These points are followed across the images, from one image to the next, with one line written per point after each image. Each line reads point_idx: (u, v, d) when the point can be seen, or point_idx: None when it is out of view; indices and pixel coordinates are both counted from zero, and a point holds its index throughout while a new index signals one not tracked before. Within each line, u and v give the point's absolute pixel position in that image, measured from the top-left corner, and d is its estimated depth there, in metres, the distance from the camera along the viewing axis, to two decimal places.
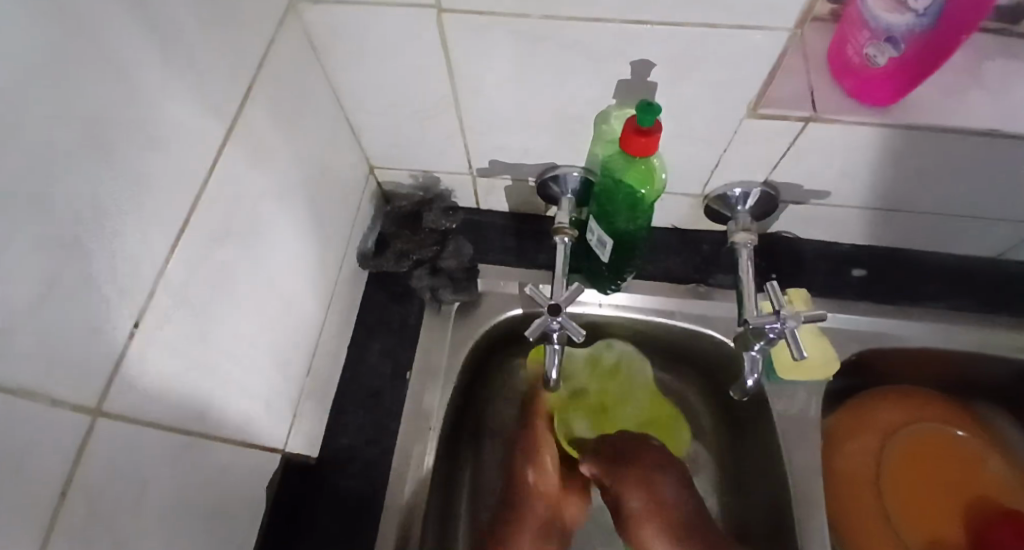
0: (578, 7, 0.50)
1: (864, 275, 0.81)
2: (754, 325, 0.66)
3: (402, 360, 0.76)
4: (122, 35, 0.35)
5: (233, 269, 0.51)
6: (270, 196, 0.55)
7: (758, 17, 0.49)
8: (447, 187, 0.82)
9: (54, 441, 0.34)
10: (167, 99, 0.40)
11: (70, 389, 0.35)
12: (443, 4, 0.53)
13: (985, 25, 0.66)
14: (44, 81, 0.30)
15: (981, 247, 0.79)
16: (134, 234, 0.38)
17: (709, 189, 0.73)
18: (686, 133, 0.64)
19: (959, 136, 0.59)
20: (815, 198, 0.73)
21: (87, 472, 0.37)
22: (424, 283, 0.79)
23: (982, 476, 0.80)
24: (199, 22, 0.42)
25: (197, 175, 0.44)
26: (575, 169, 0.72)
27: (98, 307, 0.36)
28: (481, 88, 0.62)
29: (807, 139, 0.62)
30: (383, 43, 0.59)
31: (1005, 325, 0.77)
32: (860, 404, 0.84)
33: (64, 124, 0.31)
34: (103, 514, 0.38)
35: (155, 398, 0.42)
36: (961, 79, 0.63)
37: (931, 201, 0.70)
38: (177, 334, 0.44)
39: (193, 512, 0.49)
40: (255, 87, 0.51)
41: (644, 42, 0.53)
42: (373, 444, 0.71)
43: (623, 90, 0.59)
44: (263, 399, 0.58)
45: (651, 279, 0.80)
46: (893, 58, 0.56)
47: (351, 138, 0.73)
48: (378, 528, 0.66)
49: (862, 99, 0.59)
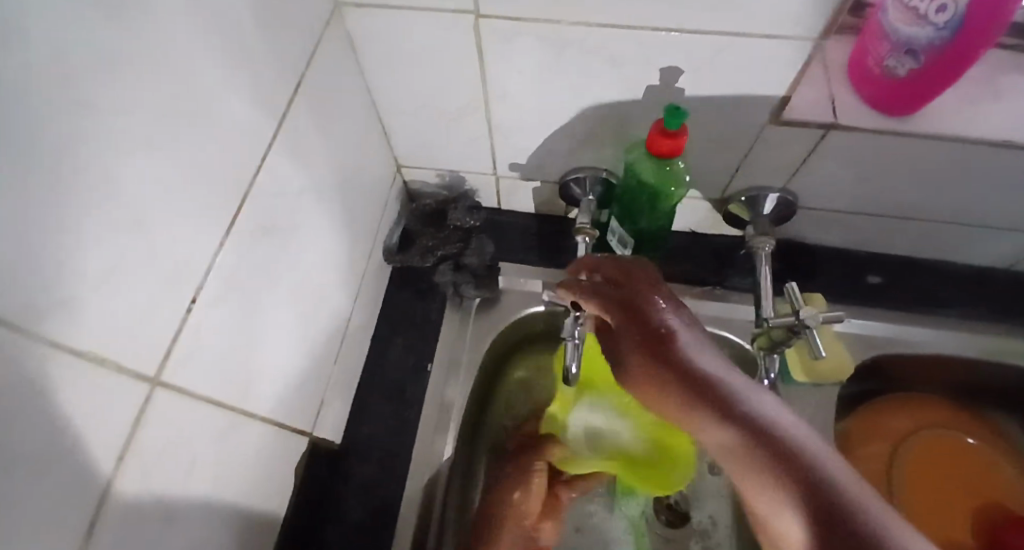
0: (610, 16, 0.53)
1: (880, 281, 0.82)
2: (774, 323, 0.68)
3: (424, 353, 0.78)
4: (191, 33, 0.38)
5: (275, 256, 0.53)
6: (310, 189, 0.58)
7: (784, 28, 0.51)
8: (471, 187, 0.84)
9: (117, 407, 0.36)
10: (225, 93, 0.43)
11: (133, 359, 0.37)
12: (480, 10, 0.55)
13: (1003, 40, 0.68)
14: (125, 73, 0.32)
15: (997, 257, 0.80)
16: (193, 217, 0.41)
17: (728, 194, 0.75)
18: (708, 139, 0.66)
19: (977, 146, 0.60)
20: (832, 205, 0.74)
21: (144, 438, 0.39)
22: (448, 278, 0.81)
23: (996, 484, 0.81)
24: (256, 23, 0.45)
25: (247, 165, 0.47)
26: (597, 171, 0.75)
27: (159, 285, 0.38)
28: (511, 91, 0.65)
29: (827, 146, 0.64)
30: (420, 45, 0.61)
31: (1020, 334, 0.78)
32: (873, 409, 0.85)
33: (139, 113, 0.34)
34: (154, 479, 0.41)
35: (204, 374, 0.45)
36: (980, 91, 0.65)
37: (948, 210, 0.72)
38: (226, 314, 0.46)
39: (230, 487, 0.51)
40: (301, 86, 0.53)
41: (672, 49, 0.55)
42: (395, 433, 0.73)
43: (649, 96, 0.62)
44: (295, 383, 0.60)
45: (668, 281, 0.82)
46: (914, 70, 0.57)
47: (382, 138, 0.75)
48: (399, 513, 0.68)
49: (884, 107, 0.62)
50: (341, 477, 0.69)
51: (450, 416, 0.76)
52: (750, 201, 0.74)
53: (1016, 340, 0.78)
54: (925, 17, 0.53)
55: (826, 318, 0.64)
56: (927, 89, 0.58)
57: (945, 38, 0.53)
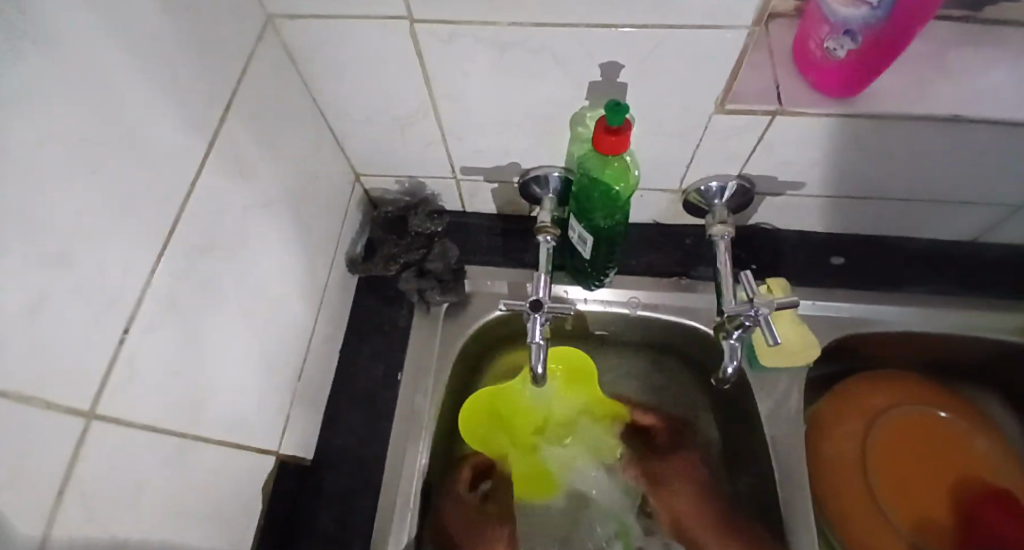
0: (545, 15, 0.52)
1: (844, 262, 0.82)
2: (729, 314, 0.68)
3: (392, 362, 0.78)
4: (103, 60, 0.37)
5: (220, 279, 0.53)
6: (254, 208, 0.57)
7: (718, 18, 0.51)
8: (433, 192, 0.84)
9: (50, 444, 0.36)
10: (150, 116, 0.42)
11: (66, 392, 0.37)
12: (415, 16, 0.54)
13: (950, 14, 0.68)
14: (25, 106, 0.31)
15: (958, 230, 0.80)
16: (123, 246, 0.40)
17: (686, 185, 0.75)
18: (658, 131, 0.66)
19: (922, 123, 0.60)
20: (789, 189, 0.74)
21: (85, 474, 0.39)
22: (412, 285, 0.80)
23: (967, 453, 0.82)
24: (177, 47, 0.44)
25: (181, 190, 0.46)
26: (555, 169, 0.75)
27: (86, 318, 0.38)
28: (457, 95, 0.64)
29: (775, 132, 0.64)
30: (367, 53, 0.60)
31: (982, 305, 0.79)
32: (846, 388, 0.85)
33: (52, 145, 0.34)
34: (100, 514, 0.40)
35: (146, 403, 0.44)
36: (930, 66, 0.64)
37: (902, 188, 0.72)
38: (166, 340, 0.46)
39: (190, 513, 0.51)
40: (235, 103, 0.53)
41: (612, 45, 0.55)
42: (365, 445, 0.72)
43: (595, 91, 0.61)
44: (253, 401, 0.60)
45: (632, 275, 0.82)
46: (852, 51, 0.56)
47: (335, 148, 0.75)
48: (373, 526, 0.68)
49: (826, 92, 0.61)
50: (312, 494, 0.69)
51: (420, 425, 0.74)
52: (706, 190, 0.74)
53: (982, 311, 0.78)
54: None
55: (782, 304, 0.65)
56: (872, 70, 0.57)
57: (880, 14, 0.53)
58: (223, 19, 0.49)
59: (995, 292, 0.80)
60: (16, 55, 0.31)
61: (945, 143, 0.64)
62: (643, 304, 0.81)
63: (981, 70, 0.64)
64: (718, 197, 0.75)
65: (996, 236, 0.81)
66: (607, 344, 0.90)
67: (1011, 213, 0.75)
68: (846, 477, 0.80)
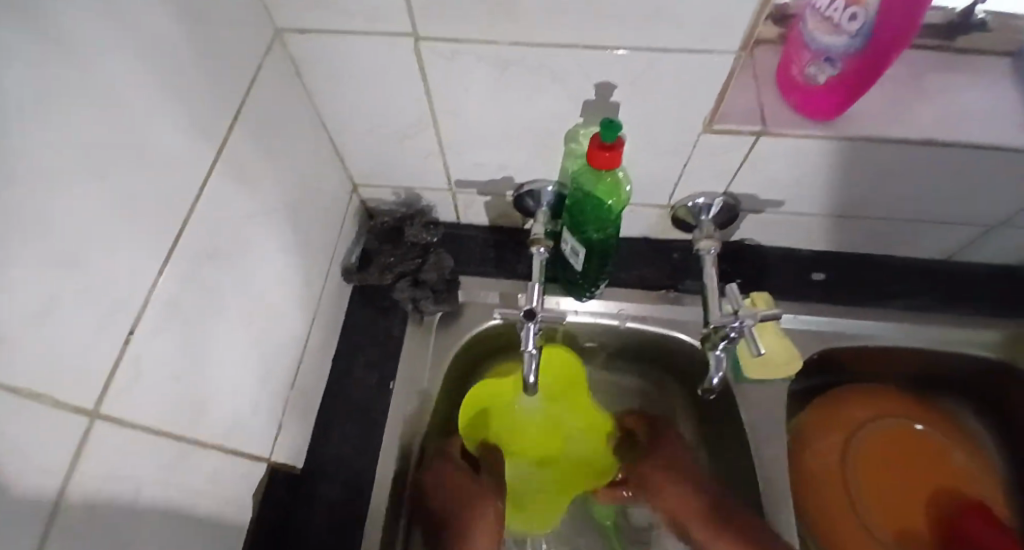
0: (545, 36, 0.55)
1: (826, 277, 0.85)
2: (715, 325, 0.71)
3: (386, 371, 0.78)
4: (118, 68, 0.39)
5: (221, 284, 0.53)
6: (256, 215, 0.59)
7: (708, 42, 0.54)
8: (429, 204, 0.86)
9: (55, 442, 0.36)
10: (160, 122, 0.43)
11: (74, 391, 0.38)
12: (419, 33, 0.57)
13: (924, 44, 0.72)
14: (40, 109, 0.33)
15: (933, 248, 0.84)
16: (130, 248, 0.41)
17: (675, 201, 0.78)
18: (650, 148, 0.69)
19: (898, 145, 0.64)
20: (774, 207, 0.77)
21: (87, 473, 0.39)
22: (407, 294, 0.81)
23: (943, 464, 0.85)
24: (189, 57, 0.46)
25: (188, 195, 0.47)
26: (549, 183, 0.77)
27: (93, 317, 0.39)
28: (457, 109, 0.66)
29: (761, 150, 0.67)
30: (369, 66, 0.62)
31: (957, 320, 0.82)
32: (828, 400, 0.88)
33: (67, 148, 0.35)
34: (100, 513, 0.40)
35: (147, 403, 0.45)
36: (905, 91, 0.68)
37: (881, 206, 0.75)
38: (168, 342, 0.46)
39: (186, 516, 0.51)
40: (242, 112, 0.54)
41: (607, 66, 0.58)
42: (358, 453, 0.73)
43: (590, 109, 0.64)
44: (249, 406, 0.60)
45: (623, 288, 0.84)
46: (831, 77, 0.60)
47: (335, 158, 0.76)
48: (365, 534, 0.68)
49: (804, 114, 0.65)
50: (305, 501, 0.69)
51: (411, 434, 0.77)
52: (695, 206, 0.77)
53: (956, 327, 0.82)
54: (840, 27, 0.57)
55: (765, 316, 0.68)
56: (848, 95, 0.61)
57: (865, 36, 0.55)
58: (232, 30, 0.51)
59: (970, 308, 0.83)
60: (35, 62, 0.32)
61: (919, 165, 0.67)
62: (629, 316, 0.84)
63: (954, 96, 0.68)
64: (705, 213, 0.78)
65: (970, 254, 0.85)
66: (597, 355, 0.91)
67: (983, 232, 0.79)
68: (829, 488, 0.82)
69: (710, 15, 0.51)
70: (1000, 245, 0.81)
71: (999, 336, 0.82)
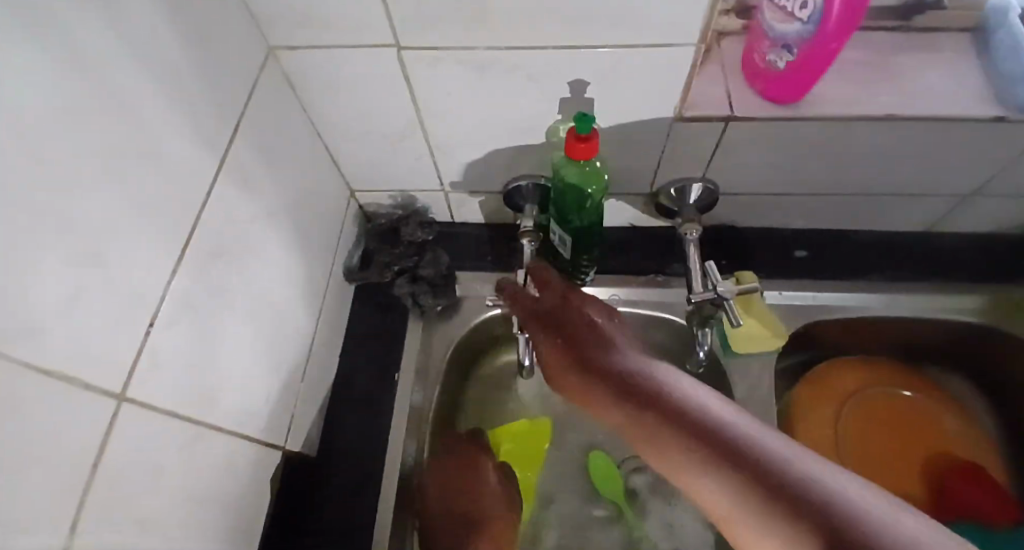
0: (517, 39, 0.59)
1: (807, 254, 0.88)
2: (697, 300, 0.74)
3: (388, 364, 0.83)
4: (130, 88, 0.43)
5: (229, 283, 0.58)
6: (259, 219, 0.63)
7: (668, 36, 0.58)
8: (423, 205, 0.90)
9: (84, 422, 0.41)
10: (168, 136, 0.48)
11: (99, 377, 0.42)
12: (401, 43, 0.61)
13: (885, 25, 0.76)
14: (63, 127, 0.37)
15: (910, 221, 0.87)
16: (146, 250, 0.46)
17: (657, 188, 0.81)
18: (626, 140, 0.72)
19: (860, 122, 0.67)
20: (751, 189, 0.81)
21: (113, 452, 0.43)
22: (406, 290, 0.85)
23: (933, 430, 0.87)
24: (192, 77, 0.50)
25: (195, 201, 0.52)
26: (535, 178, 0.81)
27: (116, 311, 0.43)
28: (442, 112, 0.71)
29: (732, 136, 0.70)
30: (357, 77, 0.66)
31: (937, 289, 0.84)
32: (819, 374, 0.90)
33: (88, 161, 0.39)
34: (125, 490, 0.45)
35: (166, 392, 0.49)
36: (867, 71, 0.71)
37: (853, 183, 0.79)
38: (181, 336, 0.51)
39: (202, 496, 0.55)
40: (242, 126, 0.59)
41: (577, 63, 0.62)
42: (364, 441, 0.77)
43: (566, 105, 0.68)
44: (259, 398, 0.64)
45: (611, 273, 0.88)
46: (789, 63, 0.64)
47: (332, 165, 0.81)
48: (372, 516, 0.72)
49: (770, 99, 0.68)
50: (316, 487, 0.73)
51: (416, 421, 0.80)
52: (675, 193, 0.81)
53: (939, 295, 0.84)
54: (793, 15, 0.61)
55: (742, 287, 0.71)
56: (807, 80, 0.64)
57: (815, 23, 0.58)
58: (230, 51, 0.56)
59: (949, 276, 0.85)
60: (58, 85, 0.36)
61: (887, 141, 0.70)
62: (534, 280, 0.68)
63: (914, 73, 0.71)
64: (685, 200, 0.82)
65: (947, 225, 0.87)
66: None
67: (956, 203, 0.82)
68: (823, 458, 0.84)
69: (670, 13, 0.55)
70: (979, 216, 0.83)
71: (980, 302, 0.84)
